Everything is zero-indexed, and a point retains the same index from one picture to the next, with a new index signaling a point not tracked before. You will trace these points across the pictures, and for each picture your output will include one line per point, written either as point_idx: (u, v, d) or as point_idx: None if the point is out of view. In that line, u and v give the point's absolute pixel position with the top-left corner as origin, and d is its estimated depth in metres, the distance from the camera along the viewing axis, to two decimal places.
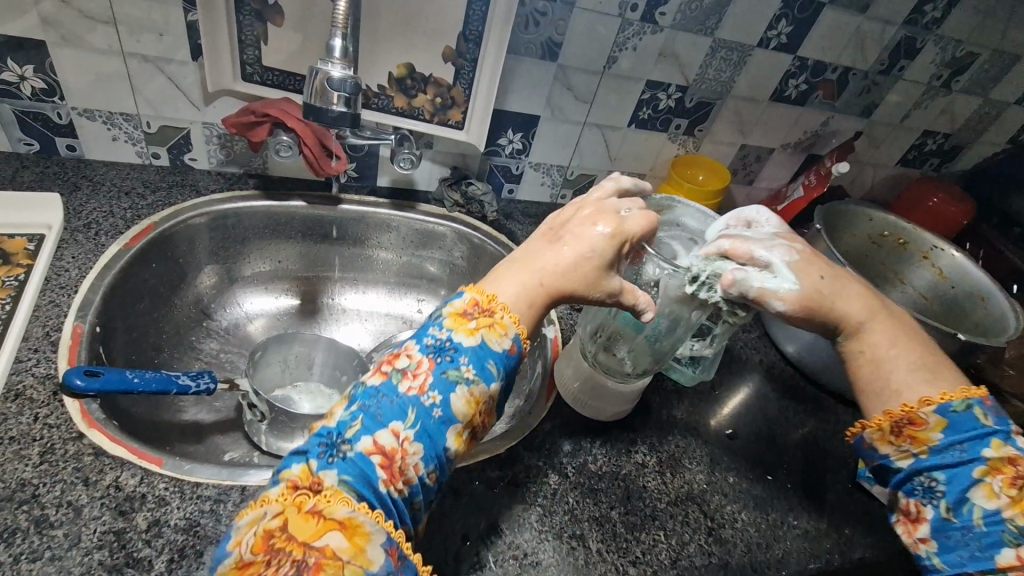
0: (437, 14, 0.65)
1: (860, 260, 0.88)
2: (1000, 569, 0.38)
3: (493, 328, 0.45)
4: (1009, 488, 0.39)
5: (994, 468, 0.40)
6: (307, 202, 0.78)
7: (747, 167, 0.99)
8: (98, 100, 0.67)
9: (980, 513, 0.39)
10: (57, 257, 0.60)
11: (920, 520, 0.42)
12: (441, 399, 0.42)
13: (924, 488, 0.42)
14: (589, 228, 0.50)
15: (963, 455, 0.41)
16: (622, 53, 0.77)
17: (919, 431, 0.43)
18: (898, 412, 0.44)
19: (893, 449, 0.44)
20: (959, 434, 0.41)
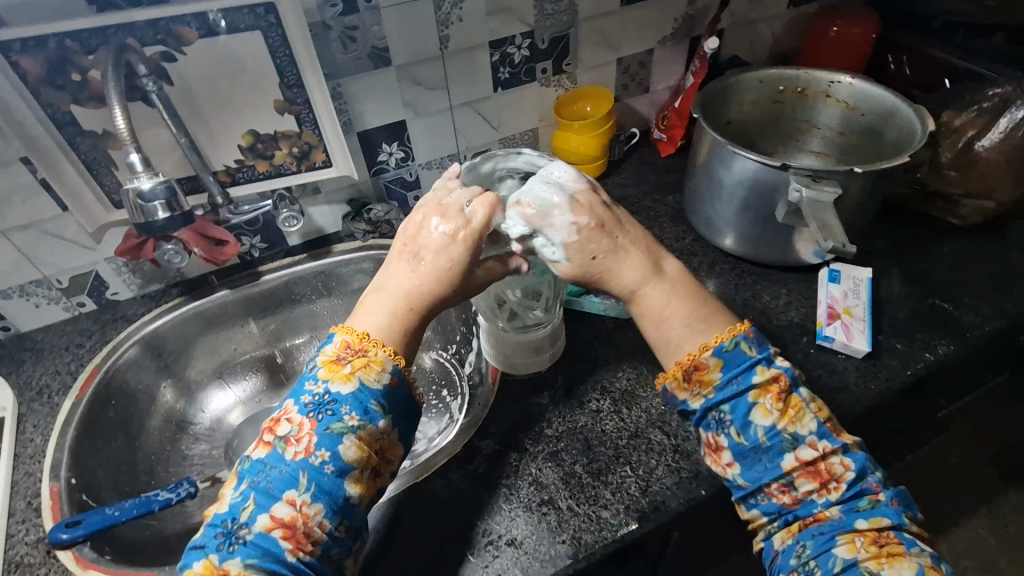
0: (248, 73, 0.67)
1: (771, 122, 0.85)
2: (786, 471, 0.46)
3: (369, 367, 0.48)
4: (777, 403, 0.46)
5: (763, 390, 0.47)
6: (231, 289, 0.82)
7: (635, 77, 0.96)
8: (4, 280, 0.71)
9: (761, 430, 0.46)
10: (20, 431, 0.66)
11: (720, 448, 0.48)
12: (330, 455, 0.45)
13: (716, 421, 0.48)
14: (440, 237, 0.52)
15: (739, 386, 0.47)
16: (450, 29, 0.76)
17: (705, 373, 0.48)
18: (686, 361, 0.48)
19: (689, 395, 0.49)
20: (734, 370, 0.47)
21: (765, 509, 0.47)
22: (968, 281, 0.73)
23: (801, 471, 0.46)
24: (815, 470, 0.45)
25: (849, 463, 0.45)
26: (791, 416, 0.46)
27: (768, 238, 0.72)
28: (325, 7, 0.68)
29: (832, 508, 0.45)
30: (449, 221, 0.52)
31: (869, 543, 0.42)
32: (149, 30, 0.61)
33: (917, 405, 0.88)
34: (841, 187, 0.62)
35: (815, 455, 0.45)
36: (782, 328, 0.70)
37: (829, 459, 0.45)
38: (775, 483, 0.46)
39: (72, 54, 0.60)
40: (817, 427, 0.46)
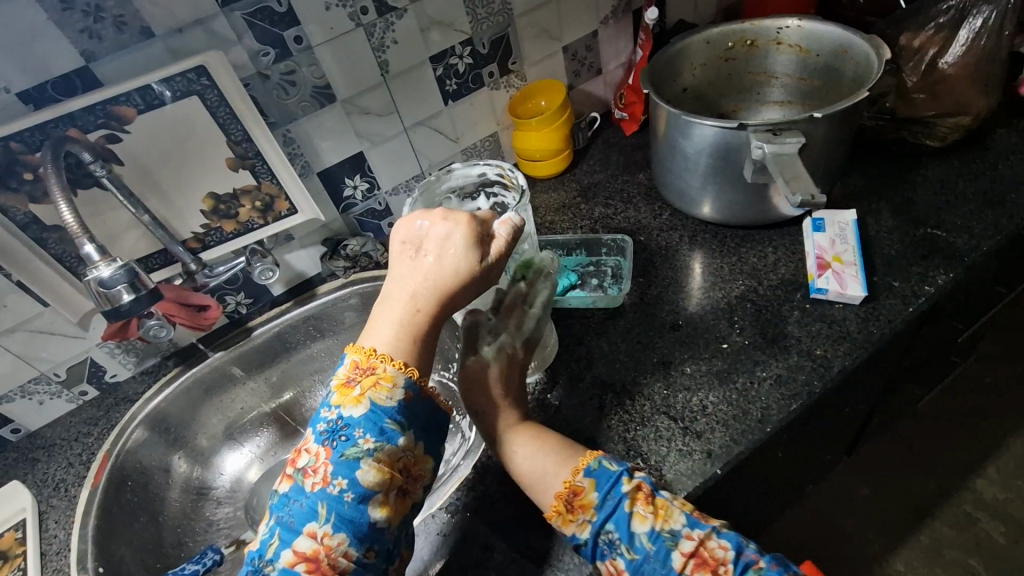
0: (194, 138, 0.68)
1: (727, 80, 0.83)
2: (679, 571, 0.45)
3: (379, 386, 0.48)
4: (647, 507, 0.48)
5: (633, 499, 0.48)
6: (225, 350, 0.82)
7: (585, 62, 0.95)
8: (4, 384, 0.72)
9: (644, 539, 0.47)
10: (43, 529, 0.66)
11: (620, 574, 0.47)
12: (348, 481, 0.44)
13: (607, 544, 0.48)
14: (439, 233, 0.52)
15: (613, 499, 0.49)
16: (387, 53, 0.76)
17: (583, 498, 0.49)
18: (563, 490, 0.50)
19: (575, 526, 0.49)
20: (607, 486, 0.49)
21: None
22: (956, 202, 0.71)
23: (692, 566, 0.45)
24: (704, 560, 0.45)
25: (725, 543, 0.46)
26: (660, 516, 0.47)
27: (743, 199, 0.70)
28: (257, 57, 0.68)
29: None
30: (451, 214, 0.52)
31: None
32: (88, 116, 0.61)
33: (932, 336, 0.86)
34: (804, 135, 0.60)
35: (695, 544, 0.46)
36: (774, 287, 0.68)
37: (708, 544, 0.46)
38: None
39: (19, 155, 0.60)
40: (686, 518, 0.47)
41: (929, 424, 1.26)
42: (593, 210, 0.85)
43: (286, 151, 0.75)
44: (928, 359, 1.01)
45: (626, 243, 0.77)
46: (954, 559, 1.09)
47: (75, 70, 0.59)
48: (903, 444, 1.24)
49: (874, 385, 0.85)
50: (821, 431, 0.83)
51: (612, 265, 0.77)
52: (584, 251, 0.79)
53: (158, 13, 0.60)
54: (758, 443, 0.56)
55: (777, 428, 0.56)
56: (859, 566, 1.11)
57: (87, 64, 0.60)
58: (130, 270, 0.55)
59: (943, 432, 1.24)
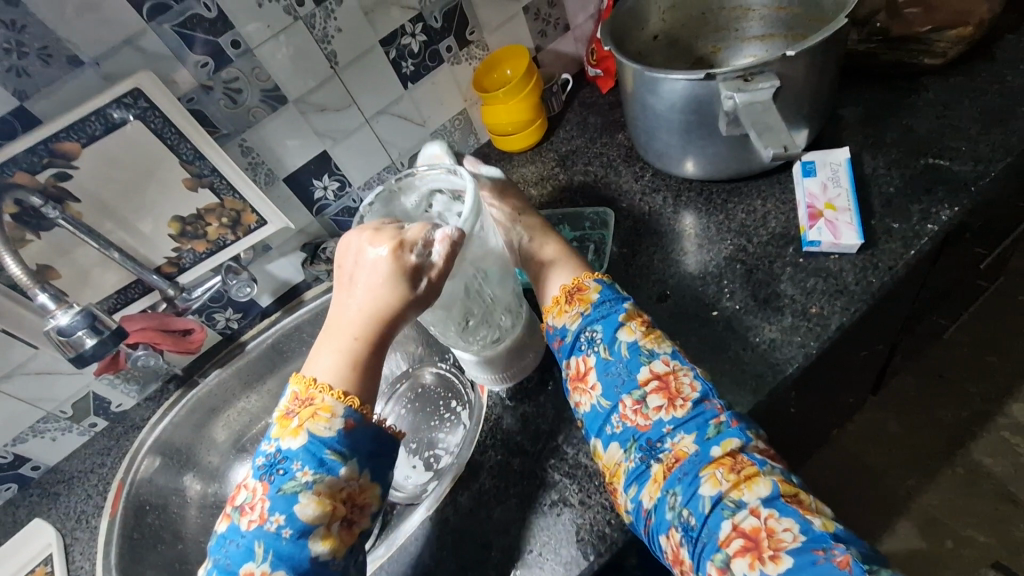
0: (146, 163, 0.66)
1: (700, 21, 0.77)
2: (640, 386, 0.49)
3: (316, 416, 0.47)
4: (639, 326, 0.53)
5: (630, 317, 0.54)
6: (221, 367, 0.82)
7: (549, 19, 0.89)
8: (14, 427, 0.74)
9: (623, 346, 0.51)
10: (71, 561, 0.69)
11: (587, 371, 0.52)
12: (285, 518, 0.44)
13: (587, 341, 0.53)
14: (367, 257, 0.49)
15: (610, 309, 0.54)
16: (333, 43, 0.72)
17: (583, 295, 0.56)
18: (569, 285, 0.57)
19: (568, 317, 0.55)
20: (608, 297, 0.55)
21: (620, 438, 0.48)
22: (961, 125, 0.65)
23: (653, 388, 0.49)
24: (666, 387, 0.49)
25: (695, 383, 0.49)
26: (651, 338, 0.52)
27: (725, 153, 0.65)
28: (196, 70, 0.65)
29: (681, 432, 0.46)
30: (379, 235, 0.50)
31: (728, 472, 0.43)
32: (32, 157, 0.60)
33: (950, 267, 0.80)
34: (779, 75, 0.55)
35: (667, 370, 0.49)
36: (765, 243, 0.64)
37: (679, 378, 0.49)
38: (629, 399, 0.48)
39: None
40: (672, 351, 0.51)
41: (961, 352, 1.20)
42: (572, 180, 0.81)
43: (245, 161, 0.72)
44: (950, 288, 0.95)
45: (608, 215, 0.74)
46: (992, 489, 1.06)
47: (10, 112, 0.58)
48: (932, 375, 1.20)
49: (889, 326, 0.81)
50: (835, 380, 0.80)
51: (596, 238, 0.73)
52: (567, 225, 0.76)
53: (82, 40, 0.58)
54: (756, 413, 0.54)
55: (773, 395, 0.54)
56: (892, 503, 1.09)
57: (21, 103, 0.58)
58: (89, 313, 0.56)
59: (975, 358, 1.19)
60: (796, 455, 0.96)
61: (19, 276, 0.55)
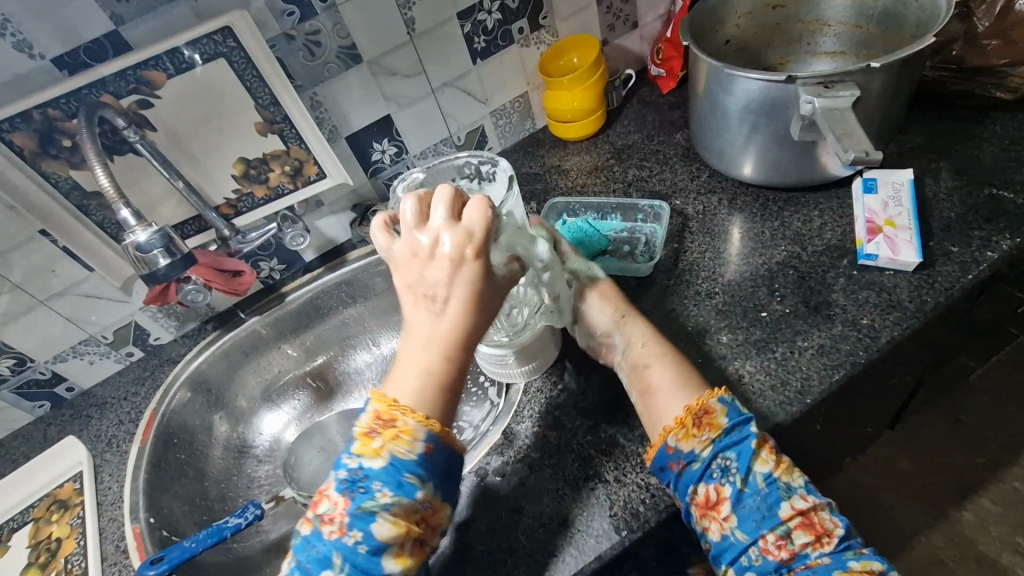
0: (223, 102, 0.67)
1: (773, 31, 0.78)
2: (782, 518, 0.45)
3: (400, 438, 0.47)
4: (772, 454, 0.48)
5: (762, 442, 0.49)
6: (260, 314, 0.83)
7: (620, 14, 0.90)
8: (56, 345, 0.76)
9: (759, 477, 0.47)
10: (99, 480, 0.70)
11: (721, 499, 0.47)
12: (363, 534, 0.43)
13: (720, 469, 0.48)
14: (442, 264, 0.48)
15: (742, 434, 0.49)
16: (414, 10, 0.73)
17: (713, 418, 0.50)
18: (696, 405, 0.51)
19: (696, 442, 0.49)
20: (737, 419, 0.50)
21: (762, 573, 0.44)
22: None
23: (796, 522, 0.45)
24: (810, 522, 0.45)
25: (837, 519, 0.46)
26: (785, 467, 0.48)
27: (789, 160, 0.66)
28: (283, 18, 0.66)
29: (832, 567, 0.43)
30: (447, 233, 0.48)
31: None
32: (120, 81, 0.62)
33: (990, 307, 0.80)
34: (859, 86, 0.56)
35: (808, 505, 0.46)
36: (819, 253, 0.65)
37: (820, 512, 0.46)
38: (770, 534, 0.44)
39: (57, 122, 0.61)
40: (805, 481, 0.47)
41: (981, 400, 1.20)
42: (626, 173, 0.82)
43: (313, 115, 0.74)
44: (985, 329, 0.95)
45: (663, 209, 0.74)
46: (1000, 538, 1.05)
47: (105, 35, 0.59)
48: (949, 418, 1.19)
49: (922, 358, 0.81)
50: (865, 405, 0.79)
51: (647, 233, 0.73)
52: (619, 215, 0.76)
53: None
54: (798, 414, 0.54)
55: (818, 398, 0.54)
56: (897, 539, 1.08)
57: (117, 28, 0.59)
58: (166, 235, 0.60)
59: (996, 407, 1.18)
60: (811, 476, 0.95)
61: (108, 189, 0.59)
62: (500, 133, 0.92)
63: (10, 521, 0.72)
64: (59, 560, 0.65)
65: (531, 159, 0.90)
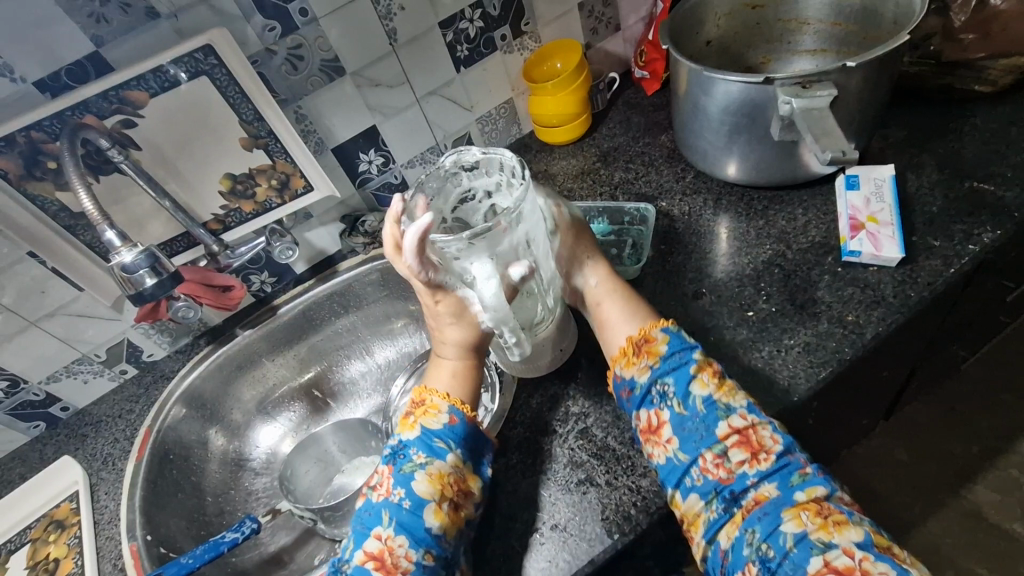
0: (207, 118, 0.68)
1: (754, 31, 0.78)
2: (719, 438, 0.48)
3: (428, 413, 0.54)
4: (712, 378, 0.51)
5: (702, 367, 0.52)
6: (253, 328, 0.84)
7: (602, 18, 0.90)
8: (49, 365, 0.76)
9: (698, 399, 0.50)
10: (95, 499, 0.71)
11: (662, 424, 0.51)
12: (406, 490, 0.49)
13: (660, 394, 0.52)
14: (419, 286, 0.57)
15: (682, 360, 0.53)
16: (396, 21, 0.74)
17: (653, 347, 0.54)
18: (637, 336, 0.56)
19: (637, 368, 0.54)
20: (677, 347, 0.54)
21: (701, 491, 0.47)
22: (1007, 153, 0.66)
23: (734, 443, 0.48)
24: (747, 441, 0.48)
25: (777, 437, 0.48)
26: (725, 391, 0.50)
27: (772, 159, 0.66)
28: (264, 33, 0.67)
29: (766, 482, 0.46)
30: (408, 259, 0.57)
31: (813, 514, 0.43)
32: (103, 102, 0.62)
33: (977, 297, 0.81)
34: (836, 85, 0.56)
35: (746, 424, 0.48)
36: (804, 250, 0.65)
37: (758, 431, 0.48)
38: (709, 453, 0.48)
39: (41, 144, 0.62)
40: (747, 404, 0.50)
41: (975, 388, 1.20)
42: (613, 175, 0.83)
43: (298, 129, 0.74)
44: (975, 319, 0.95)
45: (648, 212, 0.74)
46: (997, 525, 1.05)
47: (86, 56, 0.59)
48: (944, 407, 1.20)
49: (913, 351, 0.81)
50: (857, 399, 0.80)
51: (634, 234, 0.74)
52: (606, 218, 0.76)
53: None
54: (785, 412, 0.54)
55: (805, 396, 0.54)
56: (895, 530, 1.09)
57: (98, 49, 0.60)
58: (151, 255, 0.60)
59: (990, 395, 1.19)
60: None
61: (91, 212, 0.59)
62: (487, 139, 0.92)
63: (8, 542, 0.72)
64: None
65: None
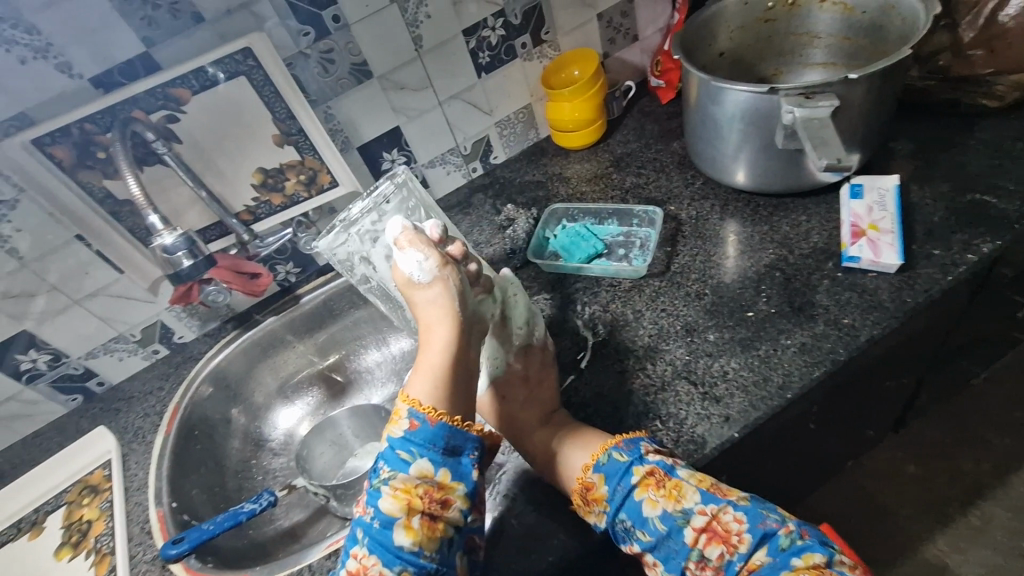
0: (243, 117, 0.73)
1: (767, 44, 0.81)
2: (691, 546, 0.48)
3: (393, 423, 0.52)
4: (658, 493, 0.50)
5: (644, 485, 0.51)
6: (276, 314, 0.88)
7: (620, 28, 0.93)
8: (88, 342, 0.81)
9: (656, 521, 0.50)
10: (127, 467, 0.76)
11: (641, 554, 0.50)
12: (374, 508, 0.48)
13: (624, 531, 0.51)
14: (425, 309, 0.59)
15: (624, 490, 0.52)
16: (421, 27, 0.78)
17: (594, 492, 0.53)
18: (577, 487, 0.54)
19: (593, 517, 0.52)
20: (615, 479, 0.52)
21: None
22: (1012, 167, 0.67)
23: (704, 541, 0.48)
24: (716, 534, 0.48)
25: (739, 516, 0.48)
26: (675, 496, 0.50)
27: (776, 168, 0.69)
28: (299, 38, 0.71)
29: (751, 559, 0.47)
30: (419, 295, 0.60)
31: None
32: (150, 98, 0.67)
33: (986, 311, 0.81)
34: (838, 96, 0.59)
35: (707, 519, 0.49)
36: (806, 256, 0.67)
37: (721, 518, 0.48)
38: (690, 562, 0.48)
39: (93, 135, 0.67)
40: (700, 496, 0.49)
41: (988, 405, 1.20)
42: (624, 180, 0.85)
43: (327, 127, 0.78)
44: (987, 334, 0.95)
45: (657, 214, 0.77)
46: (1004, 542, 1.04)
47: (137, 56, 0.65)
48: (957, 424, 1.19)
49: (919, 362, 0.82)
50: (861, 407, 0.80)
51: (641, 236, 0.77)
52: (616, 220, 0.80)
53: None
54: (779, 409, 0.57)
55: (799, 393, 0.56)
56: (900, 544, 1.08)
57: (148, 49, 0.65)
58: (189, 239, 0.66)
59: (1003, 413, 1.17)
60: (810, 479, 0.96)
61: (138, 196, 0.66)
62: (505, 143, 0.96)
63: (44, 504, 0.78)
64: (89, 540, 0.70)
65: (534, 168, 0.94)
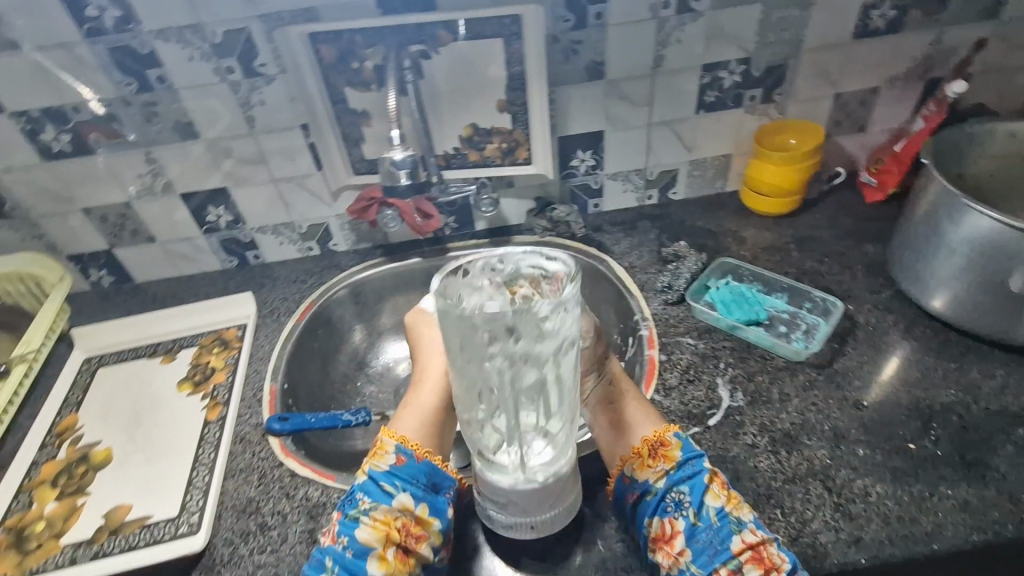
0: (480, 75, 0.77)
1: (1015, 182, 0.75)
2: (734, 553, 0.48)
3: (376, 454, 0.56)
4: (722, 490, 0.52)
5: (712, 477, 0.53)
6: (422, 258, 0.92)
7: (851, 115, 0.90)
8: (265, 218, 0.89)
9: (711, 511, 0.51)
10: (256, 338, 0.82)
11: (676, 532, 0.51)
12: (348, 538, 0.50)
13: (674, 502, 0.52)
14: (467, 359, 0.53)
15: (694, 469, 0.54)
16: (668, 49, 0.79)
17: (667, 452, 0.55)
18: (651, 437, 0.56)
19: (652, 473, 0.54)
20: (689, 455, 0.55)
21: None
22: None
23: (748, 556, 0.48)
24: (758, 556, 0.48)
25: (784, 555, 0.48)
26: (734, 502, 0.52)
27: (989, 310, 0.64)
28: (558, 22, 0.75)
29: None
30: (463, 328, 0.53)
31: None
32: (416, 32, 0.73)
33: None
34: None
35: (757, 540, 0.49)
36: (990, 413, 0.61)
37: (768, 547, 0.49)
38: (722, 567, 0.48)
39: (357, 47, 0.74)
40: (754, 518, 0.51)
41: None
42: (802, 262, 0.82)
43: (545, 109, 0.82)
44: None
45: (837, 306, 0.74)
46: None
47: None
48: None
49: None
50: None
51: (809, 322, 0.73)
52: (785, 296, 0.77)
53: None
54: (917, 556, 0.52)
55: (945, 549, 0.52)
56: None
57: None
58: (414, 162, 0.72)
59: None
60: None
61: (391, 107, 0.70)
62: (689, 183, 0.95)
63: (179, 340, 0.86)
64: (208, 385, 0.77)
65: (709, 217, 0.93)
